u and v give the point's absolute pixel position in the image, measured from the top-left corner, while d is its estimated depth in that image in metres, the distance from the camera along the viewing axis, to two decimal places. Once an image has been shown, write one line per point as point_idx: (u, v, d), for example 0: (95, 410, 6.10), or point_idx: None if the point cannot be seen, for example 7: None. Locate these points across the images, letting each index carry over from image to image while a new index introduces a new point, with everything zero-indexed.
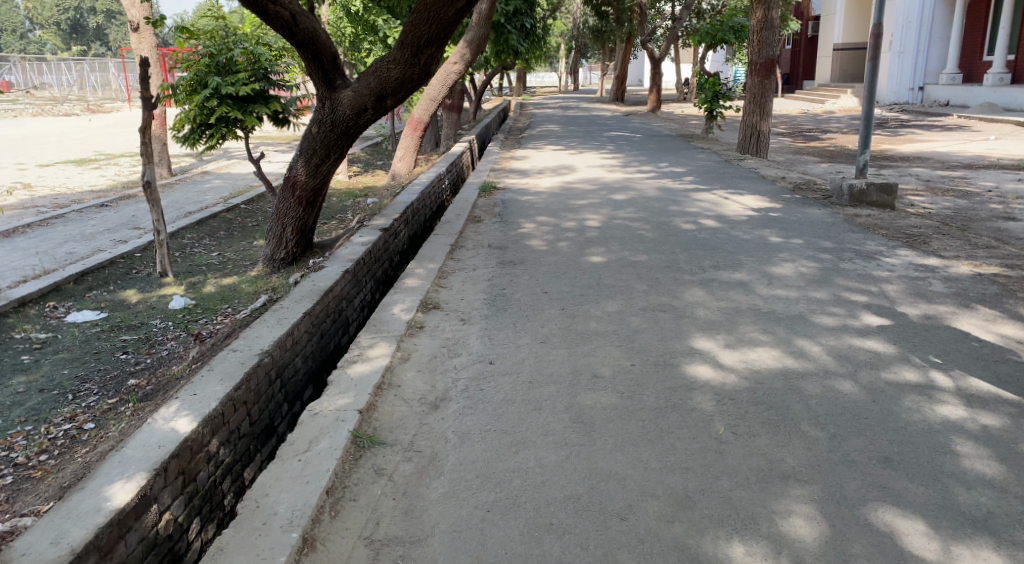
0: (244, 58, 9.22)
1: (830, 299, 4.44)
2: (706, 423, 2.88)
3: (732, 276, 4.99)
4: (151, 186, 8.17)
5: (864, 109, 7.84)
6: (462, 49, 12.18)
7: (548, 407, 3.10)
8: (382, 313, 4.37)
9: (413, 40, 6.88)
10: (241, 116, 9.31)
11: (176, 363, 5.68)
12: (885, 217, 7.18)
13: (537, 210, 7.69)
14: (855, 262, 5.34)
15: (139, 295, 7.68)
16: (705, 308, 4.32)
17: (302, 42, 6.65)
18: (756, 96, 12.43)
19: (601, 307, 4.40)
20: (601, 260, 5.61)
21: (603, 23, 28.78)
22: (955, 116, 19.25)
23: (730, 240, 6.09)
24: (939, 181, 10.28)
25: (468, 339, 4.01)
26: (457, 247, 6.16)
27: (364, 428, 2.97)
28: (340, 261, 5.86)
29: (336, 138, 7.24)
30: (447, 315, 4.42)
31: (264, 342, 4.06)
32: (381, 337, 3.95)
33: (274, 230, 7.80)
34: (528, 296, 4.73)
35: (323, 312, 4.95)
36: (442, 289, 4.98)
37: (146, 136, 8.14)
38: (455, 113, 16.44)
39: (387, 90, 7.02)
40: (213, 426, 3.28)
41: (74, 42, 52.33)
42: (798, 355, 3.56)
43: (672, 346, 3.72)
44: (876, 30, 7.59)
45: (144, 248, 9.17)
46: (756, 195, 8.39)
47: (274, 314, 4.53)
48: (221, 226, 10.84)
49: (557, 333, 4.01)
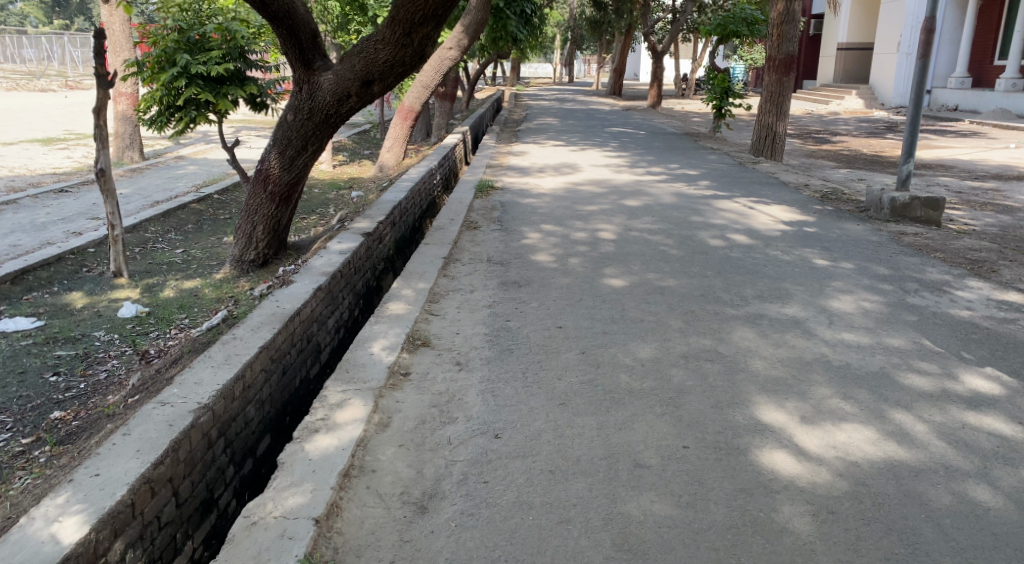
0: (218, 35, 8.24)
1: (913, 350, 3.60)
2: (808, 558, 2.06)
3: (783, 311, 4.16)
4: (105, 174, 7.18)
5: (909, 112, 6.98)
6: (459, 34, 11.19)
7: (580, 519, 2.24)
8: (357, 352, 3.50)
9: (405, 17, 5.93)
10: (212, 100, 8.34)
11: (112, 392, 4.71)
12: (934, 236, 6.35)
13: (540, 217, 6.81)
14: (923, 296, 4.51)
15: (86, 300, 6.71)
16: (763, 358, 3.48)
17: (276, 15, 5.72)
18: (773, 95, 11.52)
19: (632, 353, 3.54)
20: (622, 283, 4.75)
21: (601, 15, 27.85)
22: (966, 121, 18.58)
23: (769, 262, 5.26)
24: (971, 193, 9.49)
25: (467, 394, 3.14)
26: (451, 261, 5.28)
27: (322, 551, 2.11)
28: (311, 274, 4.95)
29: (314, 129, 6.31)
30: (440, 356, 3.56)
31: (203, 392, 3.14)
32: (354, 392, 3.07)
33: (244, 229, 6.88)
34: (539, 332, 3.87)
35: (286, 342, 4.05)
36: (432, 318, 4.09)
37: (99, 117, 7.14)
38: (448, 102, 15.46)
39: (374, 74, 6.07)
40: (118, 524, 2.36)
41: (56, 15, 50.36)
42: (901, 439, 2.72)
43: (731, 416, 2.89)
44: (929, 24, 6.73)
45: (99, 242, 8.20)
46: (783, 205, 7.56)
47: (222, 348, 3.62)
48: (190, 218, 9.91)
49: (580, 390, 3.15)
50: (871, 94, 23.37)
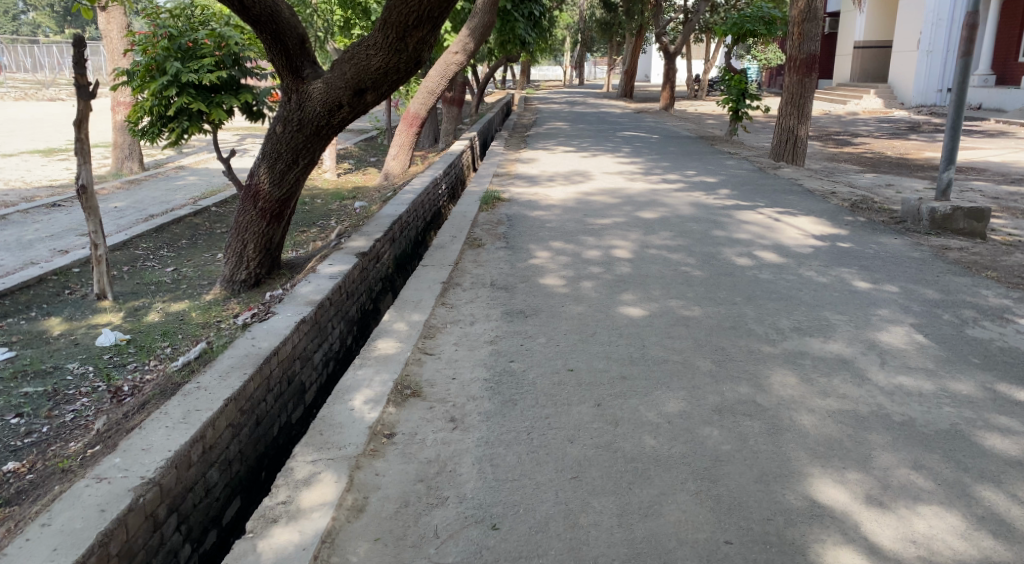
0: (211, 42, 7.76)
1: (985, 399, 3.06)
2: None
3: (825, 348, 3.64)
4: (87, 191, 6.74)
5: (949, 115, 6.41)
6: (464, 37, 10.73)
7: None
8: (334, 407, 3.00)
9: (398, 19, 5.42)
10: (205, 109, 7.87)
11: (75, 440, 4.24)
12: (982, 250, 5.79)
13: (549, 232, 6.30)
14: (983, 327, 3.96)
15: (64, 326, 6.27)
16: (811, 412, 2.95)
17: (258, 19, 5.29)
18: (794, 97, 10.95)
19: (657, 407, 3.02)
20: (640, 313, 4.24)
21: (613, 16, 27.34)
22: (993, 121, 17.89)
23: (803, 285, 4.73)
24: (1009, 199, 8.89)
25: (460, 462, 2.64)
26: (450, 286, 4.80)
27: None
28: (295, 304, 4.46)
29: (304, 141, 5.83)
30: (432, 411, 3.05)
31: (149, 462, 2.66)
32: (326, 462, 2.58)
33: (233, 247, 6.42)
34: (545, 377, 3.36)
35: (260, 390, 3.56)
36: (426, 358, 3.60)
37: (80, 130, 6.69)
38: (456, 107, 15.01)
39: (367, 82, 5.58)
40: None
41: (67, 24, 50.39)
42: (996, 529, 2.20)
43: (780, 496, 2.38)
44: (971, 19, 6.17)
45: (85, 261, 7.78)
46: (811, 216, 7.03)
47: (181, 402, 3.15)
48: (185, 232, 9.50)
49: (595, 458, 2.64)
50: (890, 94, 22.69)
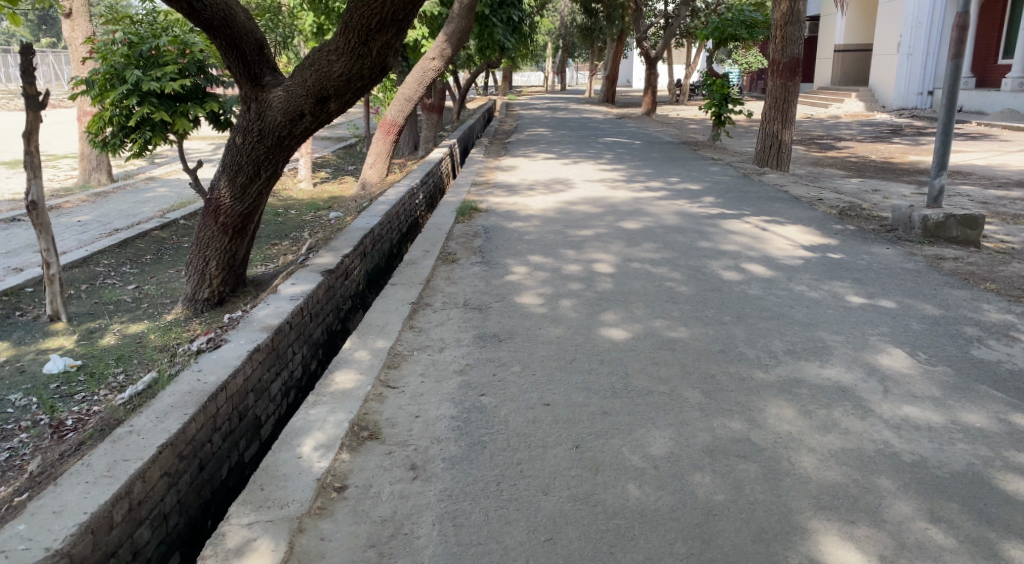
0: (173, 48, 7.38)
1: (1001, 433, 2.78)
2: None
3: (823, 373, 3.36)
4: (38, 207, 6.34)
5: (940, 119, 6.18)
6: (441, 43, 10.42)
7: None
8: (279, 454, 2.66)
9: (360, 22, 5.10)
10: (169, 119, 7.49)
11: (6, 484, 3.85)
12: (977, 260, 5.56)
13: (527, 246, 5.99)
14: (989, 347, 3.69)
15: (11, 351, 5.86)
16: (812, 452, 2.65)
17: (211, 23, 4.96)
18: (777, 101, 10.74)
19: (642, 449, 2.71)
20: (623, 335, 3.94)
21: (593, 22, 27.18)
22: (974, 123, 17.83)
23: (796, 301, 4.45)
24: (998, 204, 8.71)
25: (418, 522, 2.32)
26: (419, 307, 4.47)
27: None
28: (249, 330, 4.11)
29: (265, 153, 5.48)
30: (390, 457, 2.72)
31: (59, 528, 2.32)
32: (264, 525, 2.25)
33: (195, 265, 6.04)
34: (519, 413, 3.05)
35: (203, 431, 3.20)
36: (388, 392, 3.26)
37: (29, 143, 6.30)
38: (435, 114, 14.71)
39: (329, 89, 5.26)
40: None
41: (42, 32, 49.54)
42: None
43: (782, 560, 2.08)
44: (962, 20, 5.96)
45: (39, 280, 7.37)
46: (799, 225, 6.78)
47: (107, 451, 2.79)
48: (149, 247, 9.10)
49: (572, 514, 2.32)
50: (871, 97, 22.68)
